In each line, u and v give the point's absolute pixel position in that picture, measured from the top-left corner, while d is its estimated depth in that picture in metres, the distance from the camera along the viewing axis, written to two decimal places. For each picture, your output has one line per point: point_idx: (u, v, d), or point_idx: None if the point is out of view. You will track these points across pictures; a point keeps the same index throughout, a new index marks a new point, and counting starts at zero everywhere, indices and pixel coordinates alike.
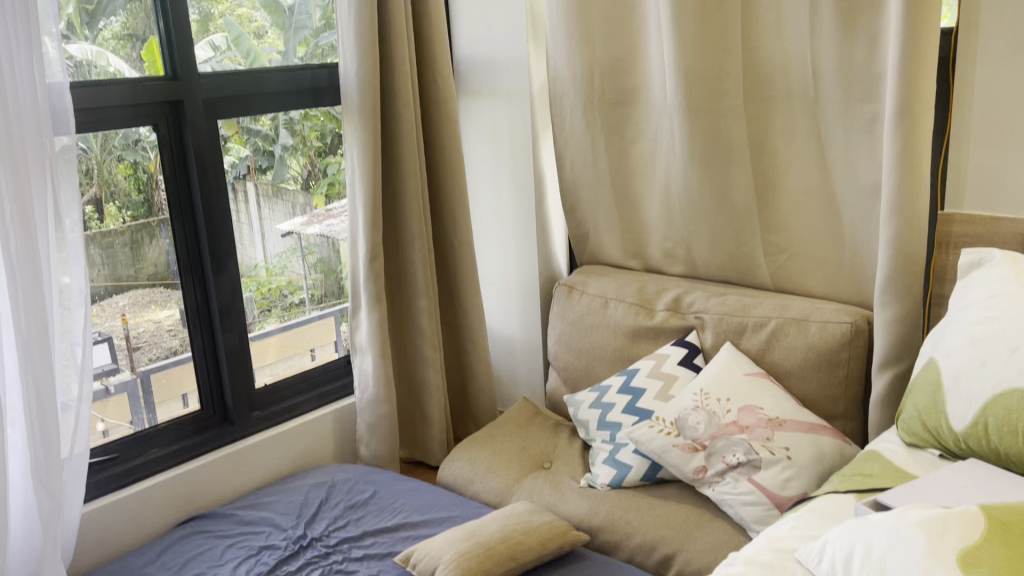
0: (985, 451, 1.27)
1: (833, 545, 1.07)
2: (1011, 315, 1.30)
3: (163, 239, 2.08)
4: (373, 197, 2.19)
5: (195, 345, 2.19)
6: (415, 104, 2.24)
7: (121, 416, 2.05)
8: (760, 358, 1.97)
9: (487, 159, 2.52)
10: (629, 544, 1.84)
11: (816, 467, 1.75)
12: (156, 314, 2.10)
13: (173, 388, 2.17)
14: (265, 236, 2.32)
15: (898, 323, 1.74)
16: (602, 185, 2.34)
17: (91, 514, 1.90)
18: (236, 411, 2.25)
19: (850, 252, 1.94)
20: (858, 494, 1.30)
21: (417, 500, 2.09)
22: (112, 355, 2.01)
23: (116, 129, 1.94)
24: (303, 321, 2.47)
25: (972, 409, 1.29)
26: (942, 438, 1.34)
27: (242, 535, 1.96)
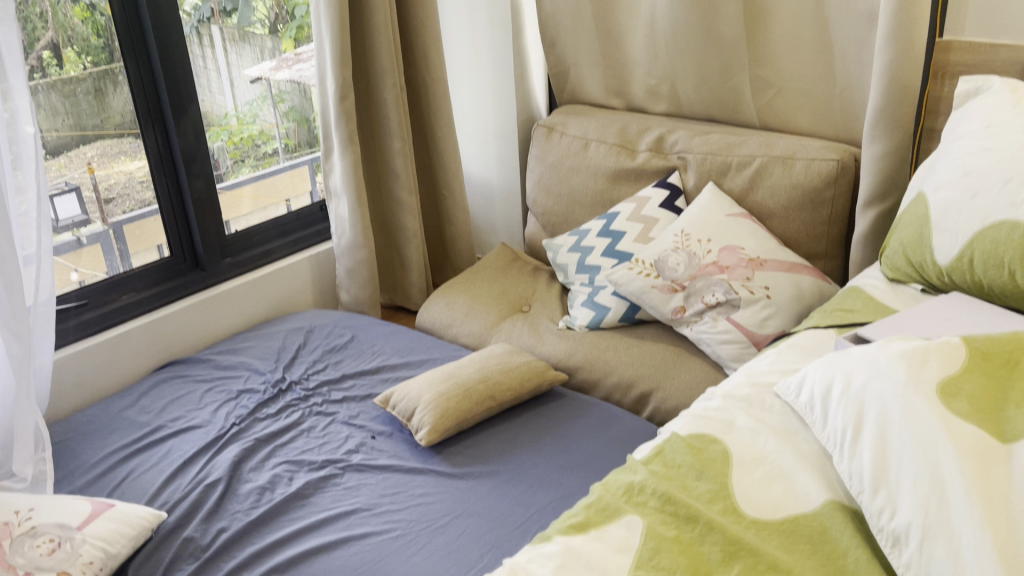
0: (969, 284, 1.25)
1: (812, 378, 1.05)
2: (1006, 145, 1.25)
3: (127, 87, 1.99)
4: (340, 32, 2.05)
5: (158, 189, 2.11)
6: None
7: (96, 266, 2.02)
8: (743, 198, 1.92)
9: None
10: (607, 383, 1.86)
11: (795, 306, 1.75)
12: (126, 166, 2.04)
13: (148, 239, 2.14)
14: (234, 82, 2.22)
15: (887, 158, 1.68)
16: (583, 19, 2.21)
17: (66, 360, 1.87)
18: (208, 257, 2.20)
19: (840, 86, 1.86)
20: (839, 329, 1.28)
21: (396, 345, 2.08)
22: (82, 207, 1.98)
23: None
24: (278, 171, 2.41)
25: (959, 242, 1.26)
26: (926, 272, 1.32)
27: (221, 379, 1.95)
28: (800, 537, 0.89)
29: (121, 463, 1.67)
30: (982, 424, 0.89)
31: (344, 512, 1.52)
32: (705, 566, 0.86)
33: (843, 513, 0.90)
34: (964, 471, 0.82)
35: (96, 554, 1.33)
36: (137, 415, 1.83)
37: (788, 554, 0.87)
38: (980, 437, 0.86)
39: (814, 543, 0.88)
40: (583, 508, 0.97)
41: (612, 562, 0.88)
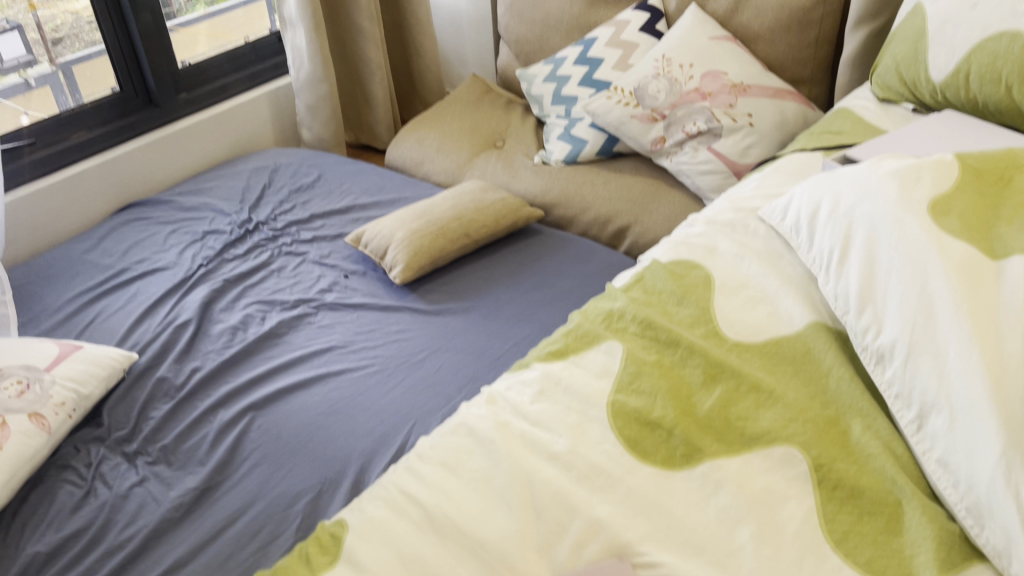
0: (963, 102, 1.19)
1: (799, 201, 1.01)
2: None
3: None
4: None
5: (105, 28, 1.97)
6: None
7: (46, 109, 1.91)
8: (727, 20, 1.82)
9: None
10: (584, 218, 1.82)
11: (778, 134, 1.69)
12: (71, 3, 1.90)
13: (101, 80, 2.02)
14: None
15: None
16: None
17: (19, 203, 1.78)
18: (161, 93, 2.06)
19: None
20: (826, 153, 1.23)
21: (365, 183, 2.01)
22: (26, 46, 1.85)
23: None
24: (233, 8, 2.30)
25: (955, 57, 1.19)
26: (918, 91, 1.26)
27: (184, 221, 1.88)
28: (783, 358, 0.87)
29: (86, 306, 1.62)
30: (972, 241, 0.85)
31: (321, 351, 1.50)
32: (686, 389, 0.85)
33: (827, 334, 0.88)
34: (953, 286, 0.79)
35: (68, 394, 1.31)
36: (99, 258, 1.77)
37: (770, 375, 0.85)
38: (970, 253, 0.83)
39: (796, 364, 0.86)
40: (562, 337, 0.95)
41: (591, 388, 0.86)
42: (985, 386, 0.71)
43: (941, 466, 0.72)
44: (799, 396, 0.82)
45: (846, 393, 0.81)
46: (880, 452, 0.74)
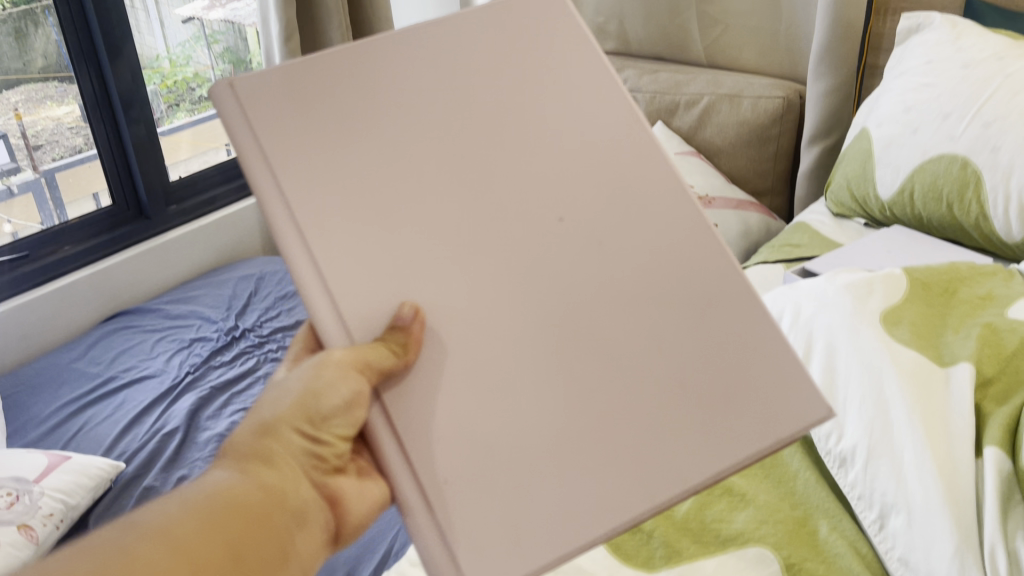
0: (908, 216, 1.33)
1: None
2: (944, 82, 1.31)
3: (49, 27, 1.98)
4: None
5: (98, 136, 2.13)
6: None
7: (28, 216, 2.04)
8: (692, 136, 1.95)
9: None
10: None
11: (742, 244, 1.66)
12: (53, 111, 2.05)
13: (82, 187, 2.15)
14: (164, 23, 2.21)
15: (832, 96, 1.71)
16: None
17: (8, 314, 1.86)
18: (152, 206, 2.21)
19: (787, 25, 1.88)
20: (787, 264, 1.34)
21: None
22: (10, 154, 2.00)
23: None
24: (215, 116, 2.43)
25: (899, 176, 1.32)
26: (868, 205, 1.40)
27: (172, 328, 1.87)
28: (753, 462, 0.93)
29: (71, 416, 1.59)
30: (923, 351, 0.93)
31: None
32: None
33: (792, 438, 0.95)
34: (905, 392, 0.86)
35: (55, 506, 1.22)
36: (86, 366, 1.75)
37: (742, 478, 0.91)
38: (921, 363, 0.90)
39: (766, 468, 0.93)
40: None
41: None
42: (938, 489, 0.77)
43: (902, 563, 0.78)
44: (770, 498, 0.88)
45: (813, 494, 0.88)
46: (846, 551, 0.80)
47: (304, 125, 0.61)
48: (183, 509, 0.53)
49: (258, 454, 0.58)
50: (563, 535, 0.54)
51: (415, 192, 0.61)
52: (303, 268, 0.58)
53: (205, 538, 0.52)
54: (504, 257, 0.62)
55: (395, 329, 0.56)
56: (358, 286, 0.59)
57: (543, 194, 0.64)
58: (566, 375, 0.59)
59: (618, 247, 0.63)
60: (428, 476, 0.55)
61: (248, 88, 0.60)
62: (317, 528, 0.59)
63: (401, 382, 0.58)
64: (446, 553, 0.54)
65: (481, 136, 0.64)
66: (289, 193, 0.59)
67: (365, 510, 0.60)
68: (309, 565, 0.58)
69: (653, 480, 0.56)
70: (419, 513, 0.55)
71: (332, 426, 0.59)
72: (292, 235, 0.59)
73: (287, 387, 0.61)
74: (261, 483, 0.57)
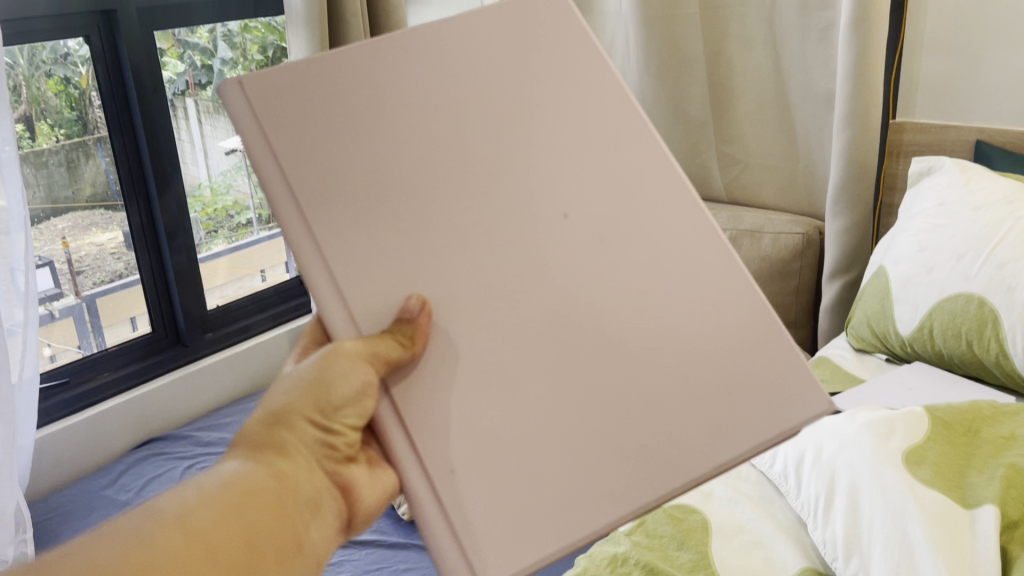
0: (929, 353, 1.34)
1: (785, 448, 1.11)
2: (955, 222, 1.36)
3: (100, 158, 2.09)
4: None
5: (142, 265, 2.22)
6: None
7: (68, 340, 2.08)
8: None
9: None
10: None
11: None
12: (97, 238, 2.12)
13: (121, 311, 2.21)
14: (208, 154, 2.32)
15: (850, 233, 1.77)
16: None
17: (43, 441, 1.91)
18: (190, 333, 2.28)
19: (803, 165, 1.96)
20: None
21: None
22: (55, 279, 2.04)
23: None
24: (252, 242, 2.50)
25: (918, 314, 1.34)
26: (889, 341, 1.41)
27: (203, 456, 1.90)
28: None
29: None
30: (946, 490, 0.93)
31: None
32: None
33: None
34: (930, 535, 0.87)
35: None
36: (117, 494, 1.78)
37: None
38: (944, 503, 0.91)
39: None
40: None
41: None
42: None
43: None
44: None
45: None
46: None
47: (310, 125, 0.64)
48: (208, 499, 0.57)
49: (273, 443, 0.63)
50: (561, 511, 0.60)
51: (420, 186, 0.65)
52: (315, 270, 0.63)
53: (231, 525, 0.56)
54: (509, 258, 0.65)
55: (402, 322, 0.60)
56: (367, 286, 0.63)
57: (540, 194, 0.67)
58: (568, 366, 0.64)
59: (617, 242, 0.67)
60: (433, 464, 0.60)
61: (259, 88, 0.64)
62: (328, 514, 0.64)
63: (406, 376, 0.63)
64: (450, 534, 0.59)
65: (485, 139, 0.67)
66: (297, 189, 0.63)
67: (375, 495, 0.65)
68: (323, 551, 0.62)
69: (648, 465, 0.61)
70: (426, 502, 0.60)
71: (343, 416, 0.63)
72: (301, 232, 0.63)
73: (297, 375, 0.65)
74: (277, 471, 0.61)
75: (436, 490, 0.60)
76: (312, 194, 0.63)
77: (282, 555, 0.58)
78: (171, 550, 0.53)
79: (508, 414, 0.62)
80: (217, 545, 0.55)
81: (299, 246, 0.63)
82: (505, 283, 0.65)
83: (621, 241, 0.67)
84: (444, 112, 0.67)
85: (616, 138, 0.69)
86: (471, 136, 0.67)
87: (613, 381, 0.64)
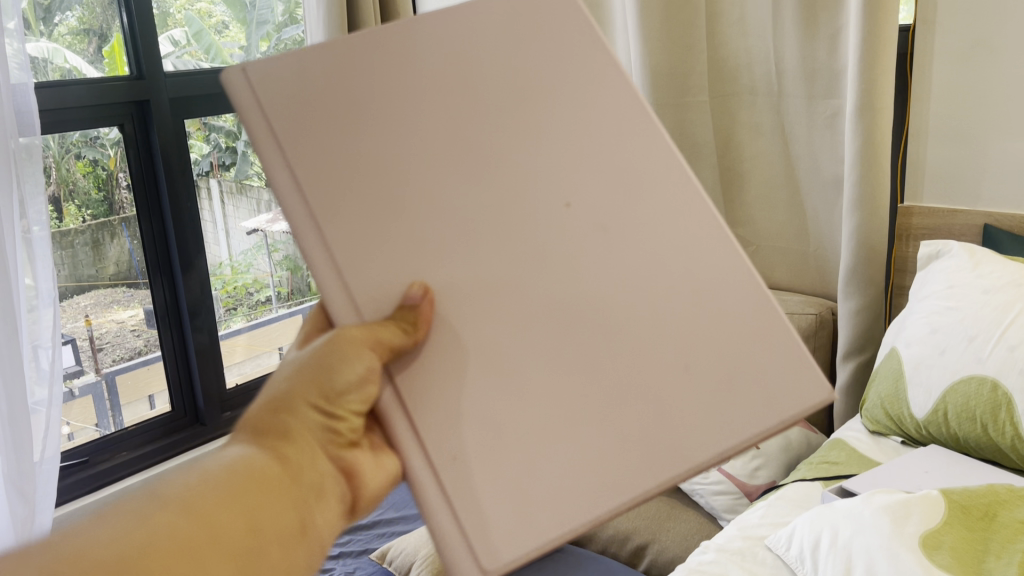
0: (945, 436, 1.33)
1: (800, 531, 1.11)
2: (965, 305, 1.38)
3: (124, 238, 2.14)
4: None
5: (164, 343, 2.26)
6: None
7: (86, 417, 2.10)
8: None
9: None
10: (604, 535, 1.67)
11: (784, 457, 1.69)
12: (118, 315, 2.16)
13: (140, 388, 2.24)
14: (229, 234, 2.38)
15: (862, 314, 1.79)
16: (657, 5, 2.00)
17: (61, 520, 1.95)
18: (208, 413, 2.33)
19: (815, 246, 1.99)
20: (825, 481, 1.36)
21: (394, 497, 1.94)
22: (77, 356, 2.07)
23: (78, 62, 1.96)
24: (271, 319, 2.53)
25: (931, 397, 1.35)
26: (903, 424, 1.41)
27: None
28: None
29: None
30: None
31: None
32: None
33: None
34: None
35: None
36: None
37: None
38: None
39: None
40: None
41: None
42: None
43: None
44: None
45: None
46: None
47: (312, 114, 0.58)
48: (202, 488, 0.51)
49: (271, 431, 0.56)
50: (565, 518, 0.51)
51: (425, 178, 0.57)
52: (315, 251, 0.56)
53: (227, 515, 0.50)
54: (507, 245, 0.57)
55: (404, 309, 0.53)
56: (369, 268, 0.56)
57: (546, 179, 0.58)
58: (580, 377, 0.55)
59: (626, 231, 0.57)
60: (440, 450, 0.53)
61: (262, 76, 0.59)
62: (332, 502, 0.57)
63: (413, 361, 0.55)
64: (459, 532, 0.51)
65: (496, 132, 0.58)
66: (302, 177, 0.57)
67: (381, 482, 0.58)
68: (327, 538, 0.56)
69: (659, 466, 0.52)
70: (431, 493, 0.52)
71: (346, 401, 0.56)
72: (302, 215, 0.57)
73: (298, 360, 0.59)
74: (274, 459, 0.55)
75: (439, 475, 0.52)
76: (314, 174, 0.57)
77: (282, 544, 0.52)
78: (161, 543, 0.47)
79: (503, 424, 0.53)
80: (212, 536, 0.49)
81: (299, 230, 0.57)
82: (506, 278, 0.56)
83: (637, 230, 0.58)
84: (449, 97, 0.59)
85: (623, 131, 0.59)
86: (476, 122, 0.59)
87: (629, 392, 0.54)
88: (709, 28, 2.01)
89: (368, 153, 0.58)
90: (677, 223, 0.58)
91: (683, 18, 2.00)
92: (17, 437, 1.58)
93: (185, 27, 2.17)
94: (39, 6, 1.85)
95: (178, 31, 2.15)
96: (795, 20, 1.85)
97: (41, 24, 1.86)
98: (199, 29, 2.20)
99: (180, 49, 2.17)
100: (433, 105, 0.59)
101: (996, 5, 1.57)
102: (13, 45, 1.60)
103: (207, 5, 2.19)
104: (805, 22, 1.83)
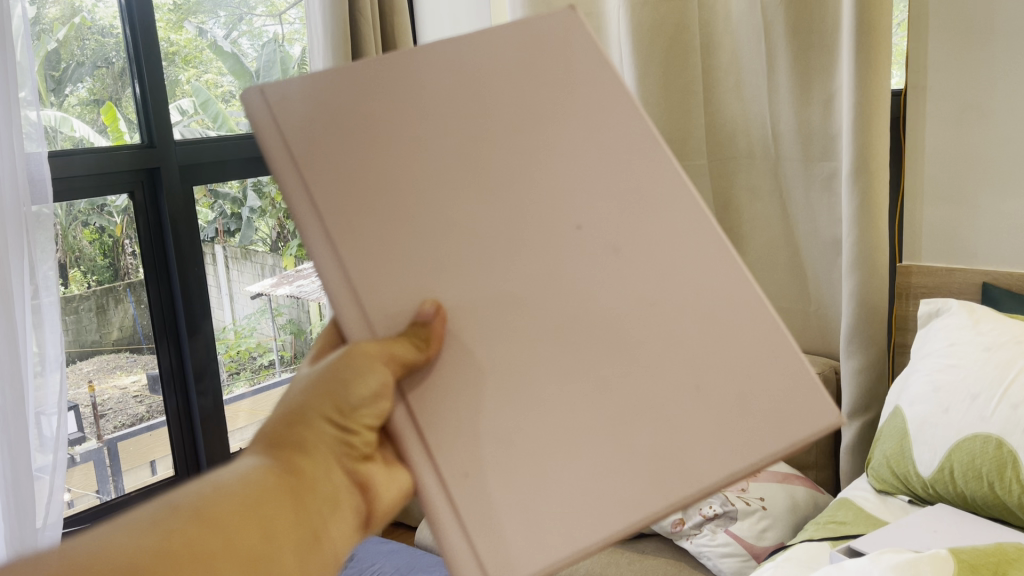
0: (952, 494, 1.32)
1: None
2: (966, 362, 1.39)
3: (129, 304, 2.15)
4: (341, 30, 2.18)
5: (169, 406, 2.27)
6: (371, 7, 2.30)
7: (86, 484, 2.09)
8: None
9: (446, 8, 2.66)
10: None
11: (791, 517, 1.68)
12: (121, 380, 2.16)
13: (142, 454, 2.23)
14: (233, 298, 2.40)
15: (865, 372, 1.79)
16: (658, 43, 2.05)
17: None
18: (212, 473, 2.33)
19: (816, 306, 2.01)
20: (833, 541, 1.35)
21: (400, 560, 1.92)
22: (79, 423, 2.06)
23: (88, 131, 2.00)
24: (273, 383, 2.55)
25: (938, 455, 1.35)
26: (910, 482, 1.41)
27: None
28: None
29: None
30: None
31: None
32: None
33: None
34: None
35: None
36: None
37: None
38: None
39: None
40: None
41: None
42: None
43: None
44: None
45: None
46: None
47: (331, 131, 0.57)
48: (215, 497, 0.47)
49: (286, 442, 0.52)
50: (576, 537, 0.50)
51: (434, 205, 0.56)
52: (328, 267, 0.56)
53: (240, 525, 0.46)
54: (521, 270, 0.55)
55: (417, 324, 0.52)
56: (383, 283, 0.55)
57: (560, 196, 0.56)
58: (590, 404, 0.52)
59: (639, 248, 0.55)
60: (451, 469, 0.52)
61: (281, 99, 0.58)
62: (348, 516, 0.53)
63: (425, 380, 0.54)
64: (470, 552, 0.50)
65: (507, 147, 0.56)
66: (320, 200, 0.57)
67: (395, 497, 0.54)
68: (342, 554, 0.52)
69: (672, 487, 0.50)
70: (442, 509, 0.51)
71: (359, 415, 0.54)
72: (316, 230, 0.56)
73: (312, 373, 0.55)
74: (289, 470, 0.51)
75: (448, 491, 0.51)
76: (327, 191, 0.57)
77: (295, 556, 0.48)
78: (172, 548, 0.43)
79: (513, 446, 0.52)
80: (225, 544, 0.45)
81: (312, 247, 0.56)
82: (517, 300, 0.54)
83: (650, 251, 0.55)
84: (458, 117, 0.57)
85: (641, 140, 0.57)
86: (485, 143, 0.57)
87: (643, 419, 0.52)
88: (706, 95, 2.06)
89: (378, 168, 0.56)
90: (693, 247, 0.55)
91: (680, 85, 2.06)
92: (20, 504, 1.58)
93: (193, 97, 2.23)
94: (51, 77, 1.90)
95: (185, 100, 2.21)
96: (789, 85, 1.90)
97: (52, 95, 1.90)
98: (207, 99, 2.26)
99: (188, 118, 2.22)
100: (443, 130, 0.57)
101: (986, 71, 1.61)
102: (30, 114, 1.64)
103: (215, 76, 2.27)
104: (799, 87, 1.88)
